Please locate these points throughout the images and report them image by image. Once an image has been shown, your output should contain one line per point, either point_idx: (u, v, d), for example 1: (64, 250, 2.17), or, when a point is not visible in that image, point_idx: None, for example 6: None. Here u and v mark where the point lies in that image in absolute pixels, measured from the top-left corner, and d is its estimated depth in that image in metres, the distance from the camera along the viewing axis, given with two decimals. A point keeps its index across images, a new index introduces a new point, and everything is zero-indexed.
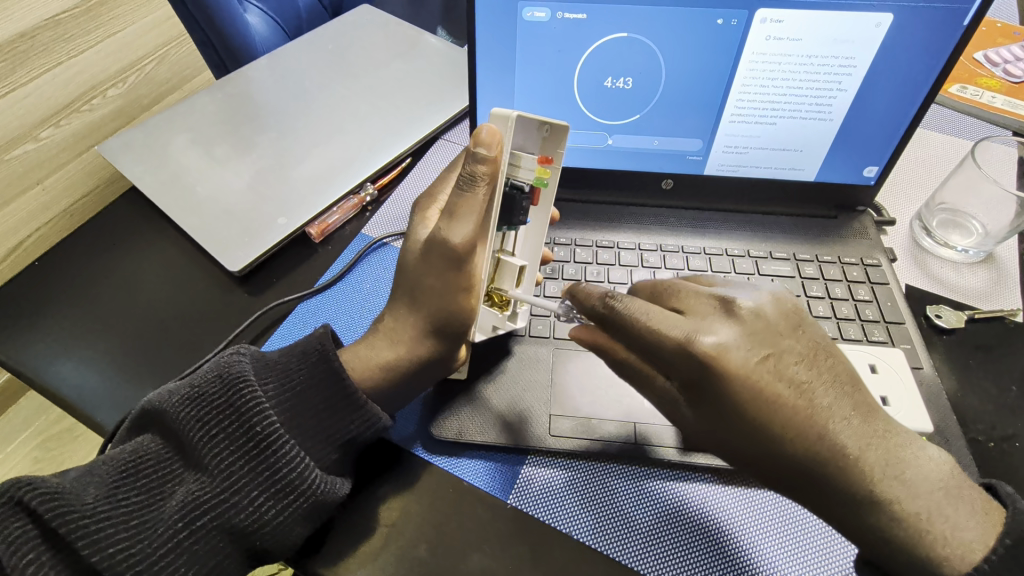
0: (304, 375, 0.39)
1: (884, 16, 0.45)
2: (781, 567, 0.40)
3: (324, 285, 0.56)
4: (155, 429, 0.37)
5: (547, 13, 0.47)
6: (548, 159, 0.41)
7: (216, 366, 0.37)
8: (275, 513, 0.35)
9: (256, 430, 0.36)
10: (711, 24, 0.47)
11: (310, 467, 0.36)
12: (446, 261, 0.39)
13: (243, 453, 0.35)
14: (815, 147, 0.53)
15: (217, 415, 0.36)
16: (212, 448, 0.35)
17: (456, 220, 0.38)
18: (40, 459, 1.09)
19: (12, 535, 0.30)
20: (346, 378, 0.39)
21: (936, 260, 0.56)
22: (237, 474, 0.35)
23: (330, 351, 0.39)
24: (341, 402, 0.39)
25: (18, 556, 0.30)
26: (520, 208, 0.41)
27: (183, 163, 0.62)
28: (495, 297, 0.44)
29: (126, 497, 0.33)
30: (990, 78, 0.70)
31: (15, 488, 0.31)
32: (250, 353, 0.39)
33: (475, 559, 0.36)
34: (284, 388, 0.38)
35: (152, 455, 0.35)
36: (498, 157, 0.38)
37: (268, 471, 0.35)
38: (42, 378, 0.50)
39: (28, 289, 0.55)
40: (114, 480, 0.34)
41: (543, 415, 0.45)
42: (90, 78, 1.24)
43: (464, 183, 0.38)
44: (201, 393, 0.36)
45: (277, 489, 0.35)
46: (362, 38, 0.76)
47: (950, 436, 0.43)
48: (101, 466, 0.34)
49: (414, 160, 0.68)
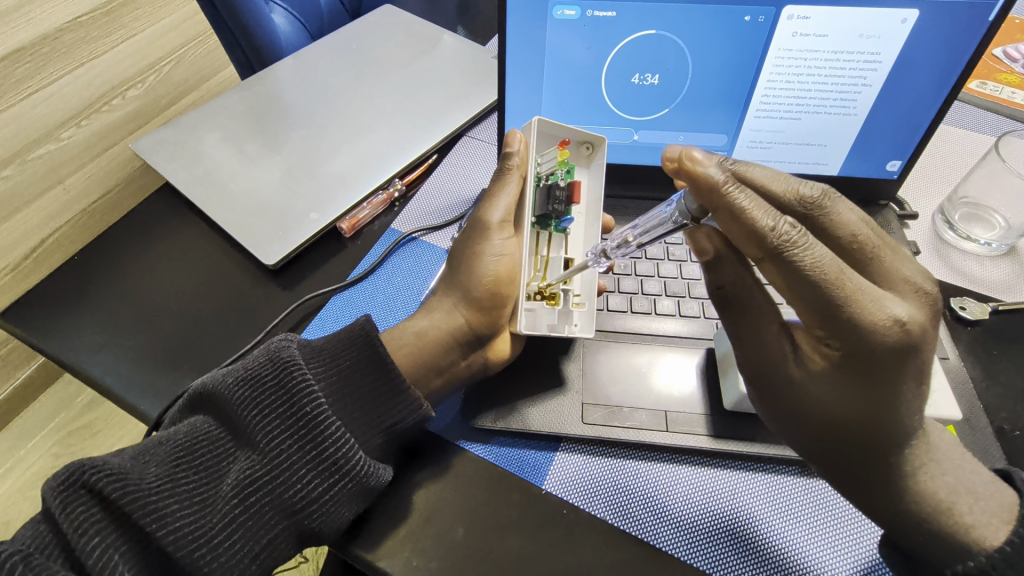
0: (348, 359, 0.41)
1: (910, 12, 0.46)
2: (812, 554, 0.40)
3: (356, 278, 0.57)
4: (207, 410, 0.39)
5: (577, 12, 0.48)
6: (565, 141, 0.47)
7: (267, 351, 0.39)
8: (322, 492, 0.37)
9: (308, 411, 0.38)
10: (739, 21, 0.48)
11: (355, 449, 0.38)
12: (474, 227, 0.47)
13: (294, 432, 0.37)
14: (838, 140, 0.54)
15: (270, 396, 0.38)
16: (263, 427, 0.37)
17: (491, 201, 0.47)
18: (62, 454, 1.12)
19: (77, 519, 0.31)
20: (390, 361, 0.41)
21: (960, 253, 0.56)
22: (287, 453, 0.37)
23: (374, 335, 0.42)
24: (385, 387, 0.41)
25: (86, 540, 0.31)
26: (555, 198, 0.45)
27: (217, 160, 0.63)
28: (546, 294, 0.47)
29: (185, 475, 0.35)
30: (1011, 74, 0.71)
31: (80, 472, 0.32)
32: (295, 341, 0.42)
33: (511, 542, 0.35)
34: (332, 372, 0.41)
35: (206, 435, 0.37)
36: (522, 155, 0.47)
37: (316, 449, 0.37)
38: (82, 368, 0.51)
39: (65, 282, 0.57)
40: (173, 460, 0.35)
41: (576, 403, 0.46)
42: (110, 79, 1.28)
43: (497, 173, 0.48)
44: (254, 375, 0.38)
45: (323, 467, 0.37)
46: (386, 36, 0.78)
47: (977, 424, 0.44)
48: (158, 446, 0.36)
49: (439, 156, 0.69)
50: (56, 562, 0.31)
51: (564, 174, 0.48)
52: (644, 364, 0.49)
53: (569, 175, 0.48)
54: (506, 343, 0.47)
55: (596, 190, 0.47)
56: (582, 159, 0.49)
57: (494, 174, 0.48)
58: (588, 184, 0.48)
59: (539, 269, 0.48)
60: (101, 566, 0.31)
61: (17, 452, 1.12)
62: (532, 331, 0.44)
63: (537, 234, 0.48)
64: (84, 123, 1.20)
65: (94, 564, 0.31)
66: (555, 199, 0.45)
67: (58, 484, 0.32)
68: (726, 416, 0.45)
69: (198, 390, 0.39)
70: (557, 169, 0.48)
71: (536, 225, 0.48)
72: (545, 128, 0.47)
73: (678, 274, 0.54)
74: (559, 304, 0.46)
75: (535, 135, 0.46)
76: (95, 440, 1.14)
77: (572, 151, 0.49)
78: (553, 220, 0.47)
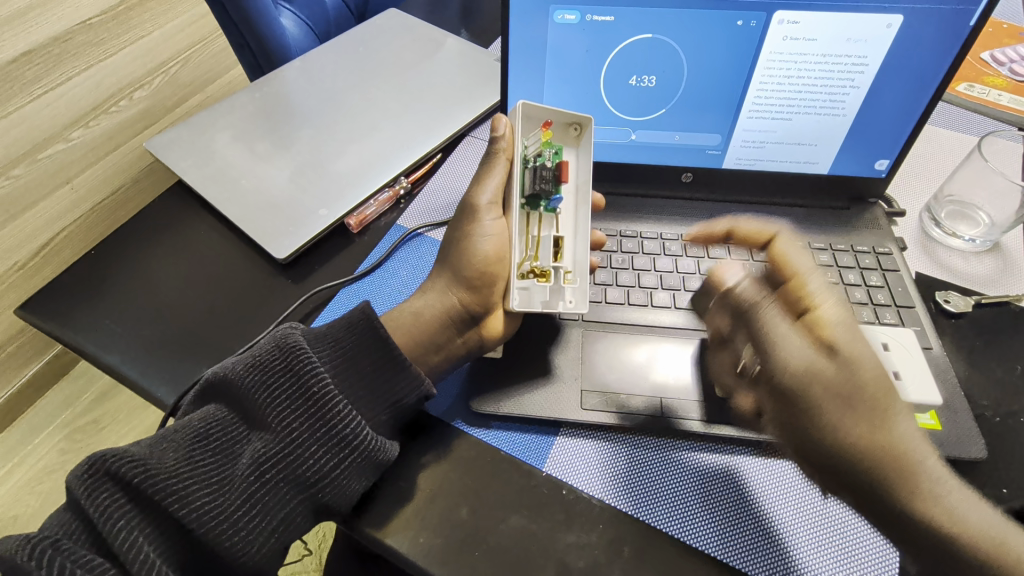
0: (351, 343, 0.43)
1: (894, 17, 0.48)
2: (804, 528, 0.42)
3: (363, 272, 0.59)
4: (218, 398, 0.41)
5: (576, 16, 0.51)
6: (548, 123, 0.48)
7: (273, 340, 0.41)
8: (334, 466, 0.39)
9: (316, 392, 0.40)
10: (731, 26, 0.50)
11: (363, 425, 0.40)
12: (466, 211, 0.49)
13: (304, 413, 0.39)
14: (829, 140, 0.56)
15: (279, 381, 0.40)
16: (274, 410, 0.39)
17: (479, 183, 0.49)
18: (69, 449, 1.14)
19: (103, 503, 0.33)
20: (391, 342, 0.43)
21: (945, 250, 0.58)
22: (299, 433, 0.39)
23: (374, 318, 0.44)
24: (388, 365, 0.43)
25: (112, 523, 0.33)
26: (542, 178, 0.47)
27: (228, 158, 0.65)
28: (537, 271, 0.47)
29: (203, 459, 0.37)
30: (997, 77, 0.74)
31: (102, 460, 0.34)
32: (299, 328, 0.44)
33: (513, 521, 0.38)
34: (336, 356, 0.43)
35: (219, 421, 0.39)
36: (507, 137, 0.48)
37: (326, 428, 0.39)
38: (101, 357, 0.53)
39: (81, 276, 0.59)
40: (190, 445, 0.37)
41: (574, 390, 0.48)
42: (118, 79, 1.30)
43: (485, 157, 0.50)
44: (262, 363, 0.40)
45: (334, 443, 0.39)
46: (392, 39, 0.80)
47: (958, 409, 0.46)
48: (175, 434, 0.38)
49: (444, 155, 0.71)
50: (84, 546, 0.33)
51: (551, 155, 0.49)
52: (641, 365, 0.49)
53: (557, 155, 0.49)
54: (500, 321, 0.48)
55: (584, 170, 0.48)
56: (571, 139, 0.50)
57: (484, 158, 0.50)
58: (575, 165, 0.49)
59: (531, 248, 0.48)
60: (128, 547, 0.33)
61: (24, 448, 1.13)
62: (524, 310, 0.46)
63: (528, 214, 0.49)
64: (93, 123, 1.23)
65: (120, 544, 0.33)
66: (541, 178, 0.47)
67: (81, 473, 0.33)
68: (718, 403, 0.47)
69: (208, 380, 0.41)
70: (544, 150, 0.49)
71: (525, 205, 0.49)
72: (529, 112, 0.48)
73: (673, 269, 0.56)
74: (551, 280, 0.47)
75: (518, 119, 0.48)
76: (100, 436, 1.16)
77: (559, 131, 0.50)
78: (543, 201, 0.48)
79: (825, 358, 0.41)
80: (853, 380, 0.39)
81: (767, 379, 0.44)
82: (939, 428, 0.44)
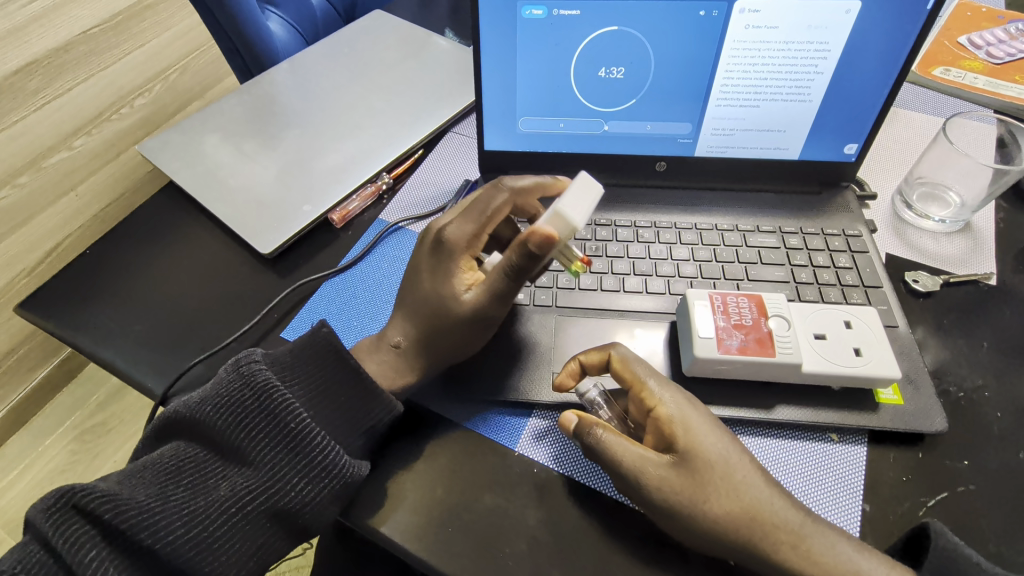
0: (322, 373, 0.44)
1: (852, 4, 0.49)
2: None
3: (346, 265, 0.61)
4: (189, 434, 0.42)
5: (544, 11, 0.52)
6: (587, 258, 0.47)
7: (239, 371, 0.42)
8: (308, 493, 0.40)
9: (287, 422, 0.41)
10: (695, 16, 0.51)
11: (337, 452, 0.41)
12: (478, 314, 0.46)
13: (276, 443, 0.40)
14: (797, 126, 0.57)
15: (248, 413, 0.40)
16: (246, 440, 0.40)
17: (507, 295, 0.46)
18: (77, 451, 1.17)
19: (73, 535, 0.35)
20: (362, 371, 0.44)
21: (916, 231, 0.59)
22: (272, 462, 0.40)
23: (343, 350, 0.45)
24: (361, 393, 0.44)
25: (83, 556, 0.35)
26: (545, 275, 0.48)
27: (217, 159, 0.67)
28: None
29: (175, 493, 0.38)
30: (974, 61, 0.74)
31: (70, 495, 0.35)
32: (267, 358, 0.44)
33: (487, 498, 0.41)
34: (307, 386, 0.44)
35: (190, 457, 0.40)
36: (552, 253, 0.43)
37: (299, 457, 0.40)
38: (95, 353, 0.56)
39: (78, 276, 0.61)
40: (161, 482, 0.38)
41: (546, 373, 0.50)
42: (119, 88, 1.33)
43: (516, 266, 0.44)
44: (230, 396, 0.41)
45: (307, 471, 0.40)
46: (376, 39, 0.82)
47: (920, 384, 0.47)
48: (148, 470, 0.39)
49: (425, 151, 0.73)
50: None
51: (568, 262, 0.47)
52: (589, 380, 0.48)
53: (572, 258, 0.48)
54: None
55: None
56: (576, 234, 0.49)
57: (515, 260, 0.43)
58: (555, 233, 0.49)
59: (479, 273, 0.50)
60: None
61: (33, 450, 1.17)
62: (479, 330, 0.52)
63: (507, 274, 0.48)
64: (95, 131, 1.26)
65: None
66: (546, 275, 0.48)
67: (51, 508, 0.35)
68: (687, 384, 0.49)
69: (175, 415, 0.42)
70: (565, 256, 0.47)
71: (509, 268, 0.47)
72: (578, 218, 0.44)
73: (645, 255, 0.58)
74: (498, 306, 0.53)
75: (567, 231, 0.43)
76: (108, 438, 1.19)
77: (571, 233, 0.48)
78: None
79: (671, 468, 0.38)
80: (697, 481, 0.38)
81: (729, 358, 0.45)
82: (901, 403, 0.46)
